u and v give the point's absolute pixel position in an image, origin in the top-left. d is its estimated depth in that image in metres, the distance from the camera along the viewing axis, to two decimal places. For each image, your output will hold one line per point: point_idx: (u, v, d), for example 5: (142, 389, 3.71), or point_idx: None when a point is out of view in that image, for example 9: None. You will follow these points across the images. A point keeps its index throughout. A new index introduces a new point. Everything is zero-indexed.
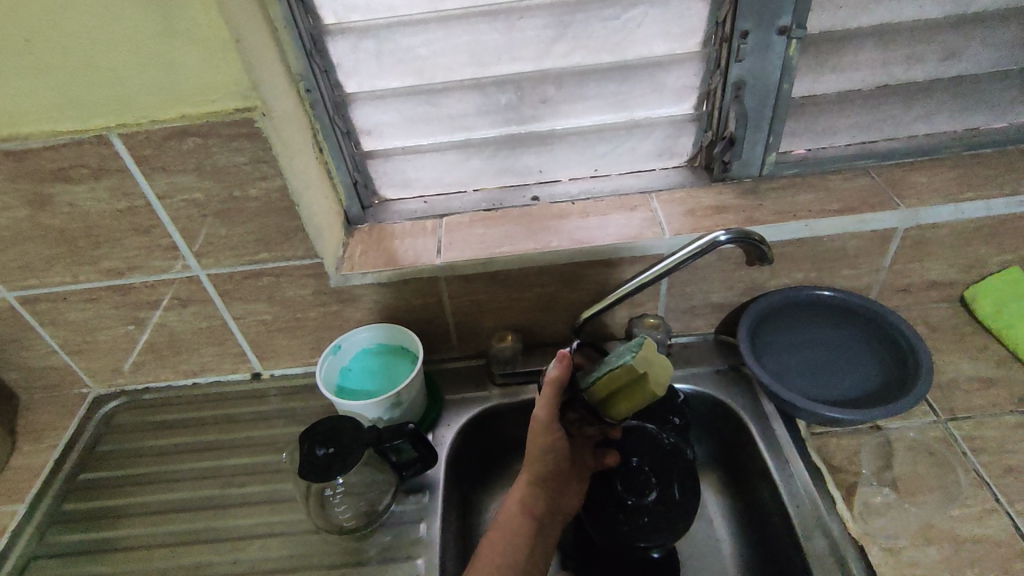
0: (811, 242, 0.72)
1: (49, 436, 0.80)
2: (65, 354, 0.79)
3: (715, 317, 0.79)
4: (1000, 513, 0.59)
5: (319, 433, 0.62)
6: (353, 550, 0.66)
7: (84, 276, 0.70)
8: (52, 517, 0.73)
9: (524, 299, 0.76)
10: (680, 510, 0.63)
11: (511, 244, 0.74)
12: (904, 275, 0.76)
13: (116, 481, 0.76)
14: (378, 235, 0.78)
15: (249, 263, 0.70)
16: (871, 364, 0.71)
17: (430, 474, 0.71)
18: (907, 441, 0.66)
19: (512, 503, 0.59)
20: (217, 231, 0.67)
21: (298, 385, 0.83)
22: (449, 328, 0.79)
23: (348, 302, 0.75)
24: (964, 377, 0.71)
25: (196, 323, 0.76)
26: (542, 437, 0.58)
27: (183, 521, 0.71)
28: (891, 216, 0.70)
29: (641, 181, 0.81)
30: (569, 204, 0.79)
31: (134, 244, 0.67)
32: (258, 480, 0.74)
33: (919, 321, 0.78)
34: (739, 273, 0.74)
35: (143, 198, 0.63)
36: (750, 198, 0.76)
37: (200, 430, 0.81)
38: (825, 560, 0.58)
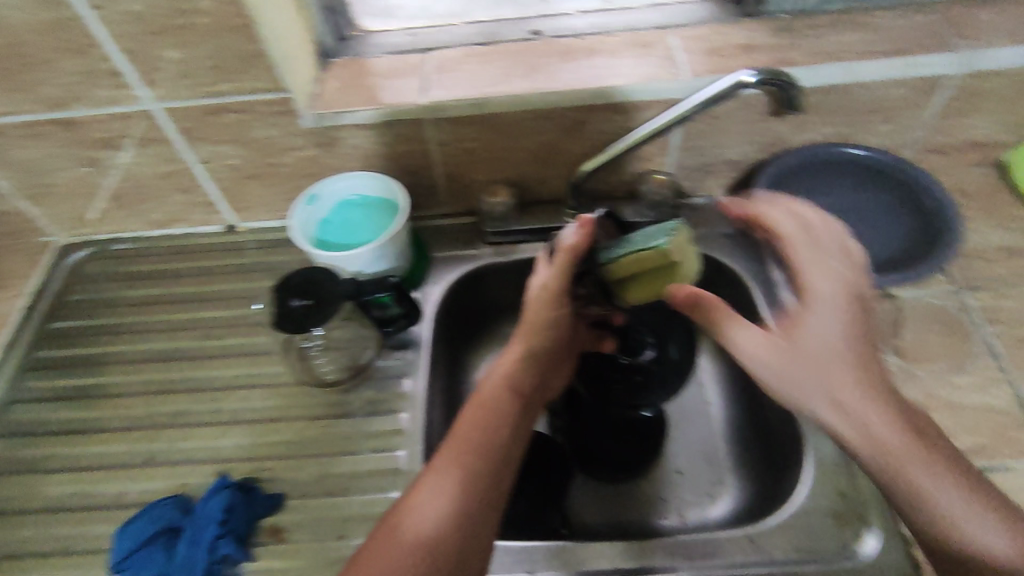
0: (849, 91, 0.63)
1: (17, 284, 0.76)
2: (20, 198, 0.73)
3: (728, 177, 0.72)
4: (1006, 385, 0.57)
5: (293, 284, 0.58)
6: (338, 403, 0.64)
7: (22, 107, 0.62)
8: (28, 364, 0.71)
9: (520, 150, 0.69)
10: (675, 369, 0.61)
11: (506, 83, 0.65)
12: (944, 134, 0.68)
13: (91, 330, 0.74)
14: (356, 71, 0.68)
15: (207, 96, 0.62)
16: (895, 231, 0.66)
17: (416, 331, 0.68)
18: (919, 310, 0.62)
19: (499, 378, 0.55)
20: (164, 55, 0.57)
21: (276, 239, 0.78)
22: (437, 181, 0.72)
23: (325, 148, 0.67)
24: (990, 248, 0.66)
25: (157, 167, 0.69)
26: (546, 303, 0.56)
27: (162, 371, 0.69)
28: (945, 60, 0.60)
29: (660, 15, 0.70)
30: (574, 40, 0.69)
31: (71, 68, 0.58)
32: (238, 333, 0.71)
33: (951, 187, 0.71)
34: (762, 126, 0.66)
35: (71, 7, 0.53)
36: (785, 37, 0.65)
37: (176, 283, 0.77)
38: (817, 424, 0.58)
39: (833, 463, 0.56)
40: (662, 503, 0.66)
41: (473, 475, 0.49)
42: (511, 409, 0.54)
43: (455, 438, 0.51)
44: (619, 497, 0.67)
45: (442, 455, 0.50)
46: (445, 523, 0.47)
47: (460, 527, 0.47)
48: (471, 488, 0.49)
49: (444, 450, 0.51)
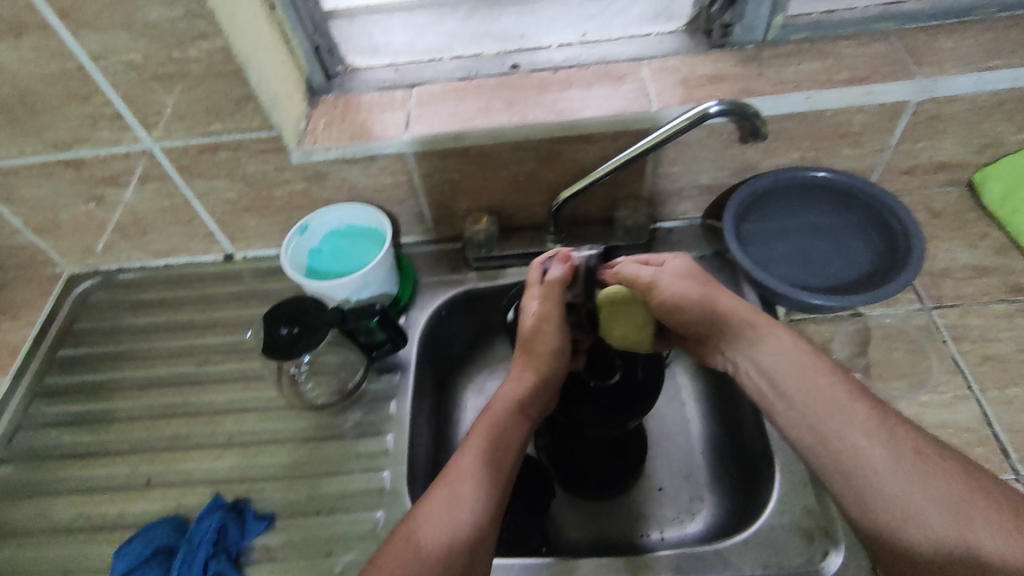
0: (812, 117, 0.65)
1: (26, 314, 0.80)
2: (30, 233, 0.77)
3: (704, 201, 0.75)
4: (970, 400, 0.60)
5: (282, 314, 0.62)
6: (327, 425, 0.67)
7: (31, 150, 0.66)
8: (36, 391, 0.75)
9: (501, 179, 0.72)
10: (643, 391, 0.61)
11: (485, 117, 0.68)
12: (910, 156, 0.70)
13: (96, 358, 0.77)
14: (343, 107, 0.72)
15: (203, 136, 0.65)
16: (864, 251, 0.68)
17: (402, 354, 0.71)
18: (884, 329, 0.66)
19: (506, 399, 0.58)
20: (162, 100, 0.61)
21: (272, 267, 0.82)
22: (424, 210, 0.75)
23: (315, 181, 0.71)
24: (957, 266, 0.70)
25: (158, 201, 0.73)
26: (553, 333, 0.59)
27: (163, 396, 0.73)
28: (903, 87, 0.63)
29: (634, 47, 0.73)
30: (550, 73, 0.72)
31: (75, 113, 0.62)
32: (234, 358, 0.75)
33: (921, 207, 0.74)
34: (732, 152, 0.69)
35: (75, 59, 0.57)
36: (751, 66, 0.68)
37: (177, 310, 0.80)
38: (785, 440, 0.60)
39: (802, 480, 0.58)
40: (644, 520, 0.68)
41: (487, 492, 0.51)
42: (517, 432, 0.56)
43: (465, 456, 0.53)
44: (600, 514, 0.69)
45: (453, 474, 0.52)
46: (461, 536, 0.49)
47: (476, 542, 0.49)
48: (486, 505, 0.51)
49: (453, 469, 0.53)
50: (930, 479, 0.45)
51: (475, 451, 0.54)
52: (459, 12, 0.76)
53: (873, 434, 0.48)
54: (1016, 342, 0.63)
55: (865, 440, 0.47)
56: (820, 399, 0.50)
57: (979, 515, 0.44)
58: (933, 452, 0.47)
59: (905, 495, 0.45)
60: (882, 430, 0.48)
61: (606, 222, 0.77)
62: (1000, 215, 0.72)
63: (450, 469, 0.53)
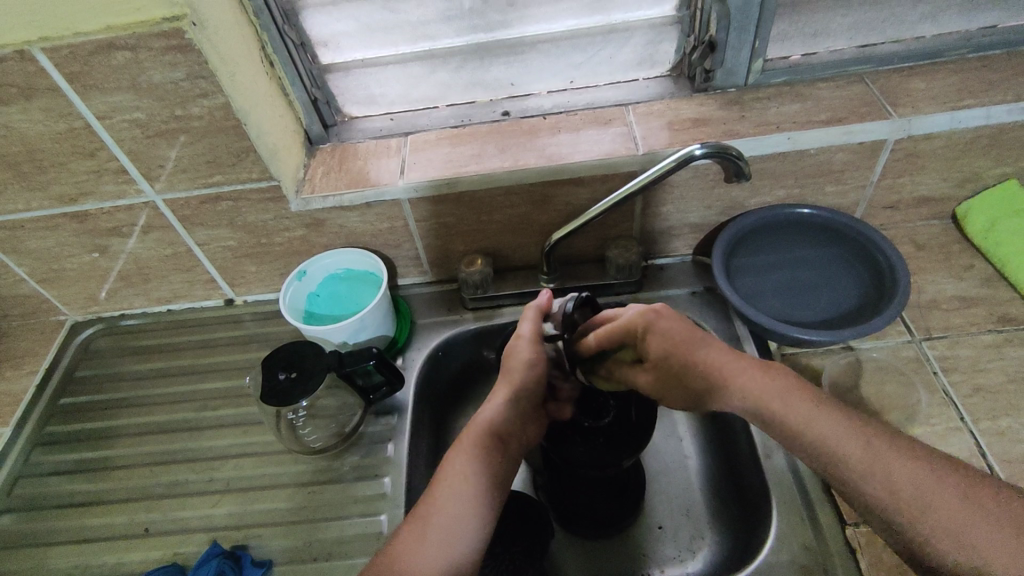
0: (794, 156, 0.68)
1: (29, 362, 0.81)
2: (35, 283, 0.78)
3: (693, 238, 0.77)
4: (963, 431, 0.61)
5: (280, 360, 0.63)
6: (325, 469, 0.67)
7: (39, 204, 0.68)
8: (36, 439, 0.75)
9: (494, 222, 0.74)
10: (635, 429, 0.62)
11: (477, 163, 0.70)
12: (892, 191, 0.73)
13: (97, 405, 0.78)
14: (340, 156, 0.74)
15: (204, 187, 0.67)
16: (851, 284, 0.70)
17: (399, 397, 0.72)
18: (876, 362, 0.67)
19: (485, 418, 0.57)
20: (165, 155, 0.64)
21: (272, 310, 0.83)
22: (421, 253, 0.77)
23: (314, 227, 0.73)
24: (944, 297, 0.71)
25: (161, 250, 0.75)
26: (527, 353, 0.60)
27: (163, 442, 0.73)
28: (881, 127, 0.66)
29: (620, 92, 0.76)
30: (540, 118, 0.75)
31: (82, 169, 0.64)
32: (234, 403, 0.75)
33: (906, 240, 0.76)
34: (718, 191, 0.71)
35: (82, 119, 0.60)
36: (733, 109, 0.71)
37: (177, 356, 0.81)
38: (782, 476, 0.60)
39: (799, 516, 0.58)
40: (645, 558, 0.68)
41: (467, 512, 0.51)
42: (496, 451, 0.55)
43: (444, 477, 0.53)
44: (600, 553, 0.68)
45: (434, 496, 0.52)
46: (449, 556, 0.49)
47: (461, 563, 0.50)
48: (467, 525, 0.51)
49: (435, 492, 0.52)
50: (939, 500, 0.45)
51: (465, 452, 0.54)
52: (451, 64, 0.73)
53: (878, 458, 0.47)
54: (1007, 372, 0.64)
55: (872, 466, 0.47)
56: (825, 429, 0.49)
57: (990, 533, 0.44)
58: (938, 470, 0.46)
59: (916, 518, 0.45)
60: (887, 453, 0.47)
61: (598, 260, 0.79)
62: (978, 242, 0.74)
63: (432, 492, 0.53)
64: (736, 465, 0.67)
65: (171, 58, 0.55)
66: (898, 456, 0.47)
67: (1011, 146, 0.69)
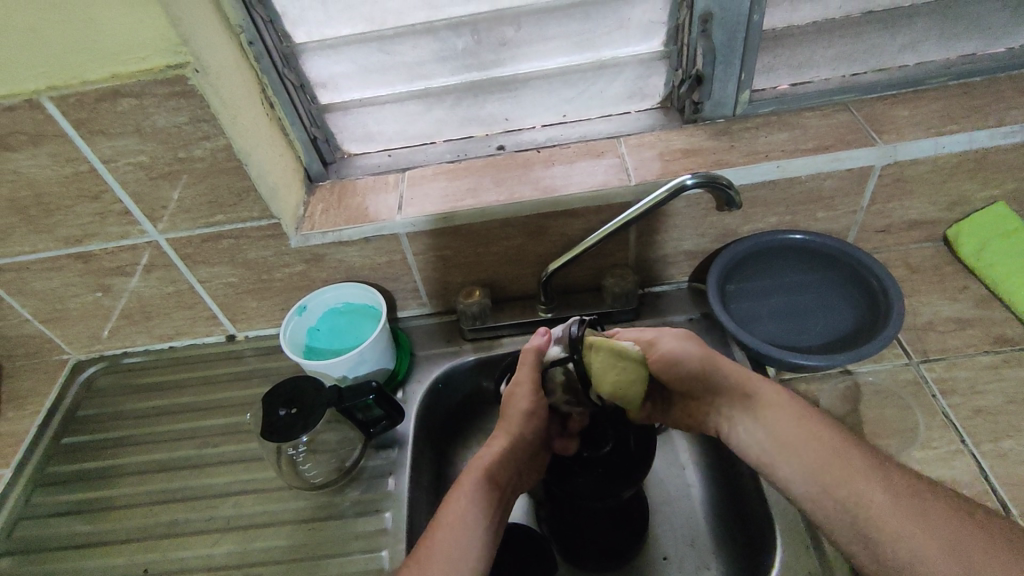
0: (783, 184, 0.69)
1: (31, 403, 0.81)
2: (39, 323, 0.79)
3: (689, 265, 0.78)
4: (965, 454, 0.61)
5: (281, 396, 0.64)
6: (325, 505, 0.67)
7: (44, 245, 0.69)
8: (37, 480, 0.75)
9: (491, 254, 0.75)
10: (636, 460, 0.62)
11: (473, 197, 0.71)
12: (882, 216, 0.74)
13: (99, 444, 0.78)
14: (339, 192, 0.76)
15: (206, 226, 0.69)
16: (846, 308, 0.70)
17: (400, 430, 0.72)
18: (874, 386, 0.67)
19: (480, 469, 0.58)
20: (168, 196, 0.65)
21: (273, 346, 0.84)
22: (420, 285, 0.78)
23: (314, 263, 0.74)
24: (940, 319, 0.71)
25: (163, 288, 0.76)
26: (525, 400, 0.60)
27: (164, 481, 0.73)
28: (867, 153, 0.67)
29: (612, 125, 0.78)
30: (534, 152, 0.76)
31: (87, 211, 0.66)
32: (235, 439, 0.76)
33: (899, 263, 0.77)
34: (710, 219, 0.72)
35: (88, 163, 0.61)
36: (722, 139, 0.72)
37: (179, 393, 0.82)
38: (785, 504, 0.60)
39: (803, 544, 0.58)
40: None
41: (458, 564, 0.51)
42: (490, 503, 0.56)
43: (440, 529, 0.53)
44: None
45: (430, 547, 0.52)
46: None
47: None
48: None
49: (431, 542, 0.52)
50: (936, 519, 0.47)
51: (466, 497, 0.55)
52: (447, 103, 0.75)
53: (874, 480, 0.50)
54: (1005, 394, 0.64)
55: (867, 487, 0.49)
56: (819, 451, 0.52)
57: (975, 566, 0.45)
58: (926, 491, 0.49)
59: (915, 541, 0.47)
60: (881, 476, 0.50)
61: (595, 289, 0.80)
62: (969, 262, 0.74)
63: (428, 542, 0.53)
64: (739, 493, 0.67)
65: (175, 103, 0.57)
66: (892, 479, 0.50)
67: (997, 169, 0.70)
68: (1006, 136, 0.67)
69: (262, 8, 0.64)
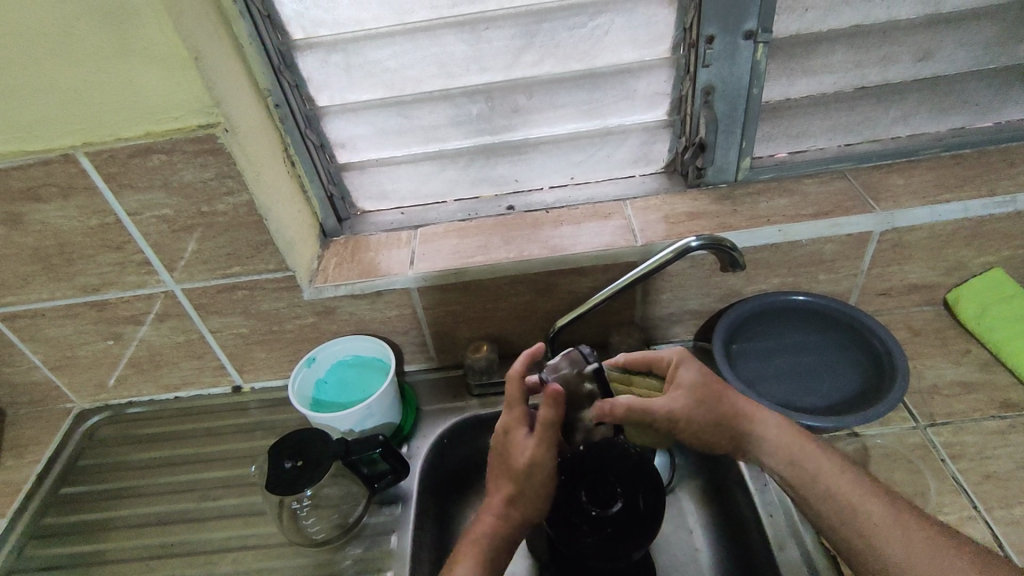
0: (785, 247, 0.72)
1: (32, 451, 0.80)
2: (47, 370, 0.80)
3: (693, 324, 0.79)
4: (978, 520, 0.60)
5: (286, 449, 0.64)
6: (326, 562, 0.66)
7: (61, 293, 0.70)
8: (31, 532, 0.74)
9: (500, 309, 0.76)
10: (645, 520, 0.63)
11: (484, 254, 0.73)
12: (883, 279, 0.76)
13: (97, 495, 0.77)
14: (353, 247, 0.78)
15: (222, 277, 0.70)
16: (850, 370, 0.71)
17: (404, 485, 0.72)
18: (883, 448, 0.67)
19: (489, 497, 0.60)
20: (188, 247, 0.67)
21: (278, 398, 0.84)
22: (428, 339, 0.79)
23: (325, 315, 0.75)
24: (944, 382, 0.72)
25: (174, 337, 0.77)
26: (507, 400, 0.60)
27: (161, 534, 0.72)
28: (866, 219, 0.70)
29: (618, 188, 0.81)
30: (543, 212, 0.79)
31: (107, 261, 0.68)
32: (235, 493, 0.75)
33: (902, 325, 0.78)
34: (715, 279, 0.74)
35: (114, 214, 0.64)
36: (725, 203, 0.75)
37: (183, 444, 0.81)
38: (798, 567, 0.60)
39: None
40: None
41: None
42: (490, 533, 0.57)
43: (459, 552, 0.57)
44: None
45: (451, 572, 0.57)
46: None
47: None
48: None
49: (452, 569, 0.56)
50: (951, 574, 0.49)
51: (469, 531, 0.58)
52: (460, 163, 0.78)
53: (890, 529, 0.52)
54: (1014, 459, 0.64)
55: (883, 537, 0.52)
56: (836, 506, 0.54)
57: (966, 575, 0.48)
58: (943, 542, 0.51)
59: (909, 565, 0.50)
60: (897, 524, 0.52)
61: (601, 346, 0.81)
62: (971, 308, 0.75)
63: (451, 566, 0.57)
64: (750, 561, 0.66)
65: (203, 160, 0.60)
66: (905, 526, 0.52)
67: (991, 236, 0.73)
68: (997, 206, 0.70)
69: (289, 73, 0.68)
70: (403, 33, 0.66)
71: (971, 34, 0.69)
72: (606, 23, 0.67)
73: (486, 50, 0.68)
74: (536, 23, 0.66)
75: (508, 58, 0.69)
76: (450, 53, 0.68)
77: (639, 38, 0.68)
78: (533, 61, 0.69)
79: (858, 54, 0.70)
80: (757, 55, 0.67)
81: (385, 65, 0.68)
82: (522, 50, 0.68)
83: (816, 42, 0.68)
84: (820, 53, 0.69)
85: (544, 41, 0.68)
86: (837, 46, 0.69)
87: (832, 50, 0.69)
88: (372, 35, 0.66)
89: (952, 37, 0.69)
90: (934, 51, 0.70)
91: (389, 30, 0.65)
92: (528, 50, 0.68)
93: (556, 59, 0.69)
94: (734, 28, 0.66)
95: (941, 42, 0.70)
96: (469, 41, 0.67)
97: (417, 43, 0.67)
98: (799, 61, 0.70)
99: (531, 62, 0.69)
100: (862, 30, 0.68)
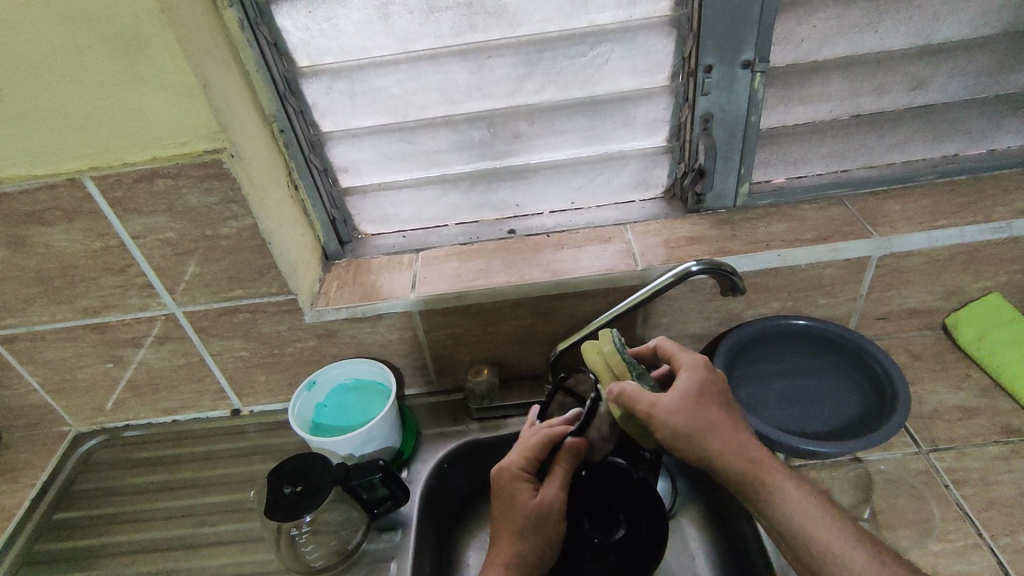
0: (785, 272, 0.72)
1: (26, 475, 0.79)
2: (45, 393, 0.79)
3: (694, 348, 0.79)
4: (983, 548, 0.60)
5: (285, 473, 0.63)
6: None
7: (62, 315, 0.70)
8: (24, 558, 0.73)
9: (501, 332, 0.76)
10: (647, 545, 0.64)
11: (486, 277, 0.74)
12: (882, 303, 0.76)
13: (92, 521, 0.76)
14: (355, 270, 0.78)
15: (224, 300, 0.70)
16: (851, 395, 0.71)
17: (403, 511, 0.71)
18: (885, 474, 0.67)
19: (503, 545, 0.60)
20: (191, 270, 0.67)
21: (276, 421, 0.83)
22: (427, 362, 0.79)
23: (326, 338, 0.75)
24: (945, 407, 0.72)
25: (174, 360, 0.76)
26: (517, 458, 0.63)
27: (156, 561, 0.71)
28: (864, 245, 0.71)
29: (618, 213, 0.81)
30: (544, 237, 0.80)
31: (110, 283, 0.68)
32: (232, 519, 0.74)
33: (902, 350, 0.78)
34: (716, 303, 0.74)
35: (118, 238, 0.64)
36: (725, 228, 0.76)
37: (180, 469, 0.80)
38: None
39: None
40: None
41: None
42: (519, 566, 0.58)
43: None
44: None
45: None
46: None
47: None
48: None
49: None
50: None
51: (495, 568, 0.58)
52: (462, 188, 0.79)
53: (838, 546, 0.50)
54: (1018, 485, 0.64)
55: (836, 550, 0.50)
56: (781, 502, 0.52)
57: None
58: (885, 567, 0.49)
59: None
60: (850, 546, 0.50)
61: None
62: (973, 331, 0.76)
63: None
64: None
65: (208, 184, 0.61)
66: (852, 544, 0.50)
67: (988, 261, 0.73)
68: (993, 231, 0.71)
69: (295, 99, 0.68)
70: (407, 61, 0.67)
71: (963, 64, 0.71)
72: (606, 52, 0.68)
73: (488, 78, 0.69)
74: (537, 52, 0.68)
75: (509, 85, 0.70)
76: (453, 80, 0.69)
77: (638, 67, 0.69)
78: (534, 88, 0.70)
79: (853, 83, 0.71)
80: (755, 83, 0.69)
81: (389, 91, 0.69)
82: (523, 78, 0.70)
83: (811, 71, 0.70)
84: (815, 82, 0.71)
85: (545, 70, 0.69)
86: (833, 75, 0.70)
87: (827, 80, 0.71)
88: (376, 63, 0.67)
89: (945, 67, 0.71)
90: (928, 80, 0.72)
91: (393, 58, 0.67)
92: (530, 77, 0.69)
93: (557, 86, 0.70)
94: (732, 58, 0.67)
95: (935, 71, 0.71)
96: (472, 68, 0.68)
97: (420, 70, 0.68)
98: (795, 90, 0.71)
99: (532, 90, 0.71)
100: (857, 59, 0.69)
